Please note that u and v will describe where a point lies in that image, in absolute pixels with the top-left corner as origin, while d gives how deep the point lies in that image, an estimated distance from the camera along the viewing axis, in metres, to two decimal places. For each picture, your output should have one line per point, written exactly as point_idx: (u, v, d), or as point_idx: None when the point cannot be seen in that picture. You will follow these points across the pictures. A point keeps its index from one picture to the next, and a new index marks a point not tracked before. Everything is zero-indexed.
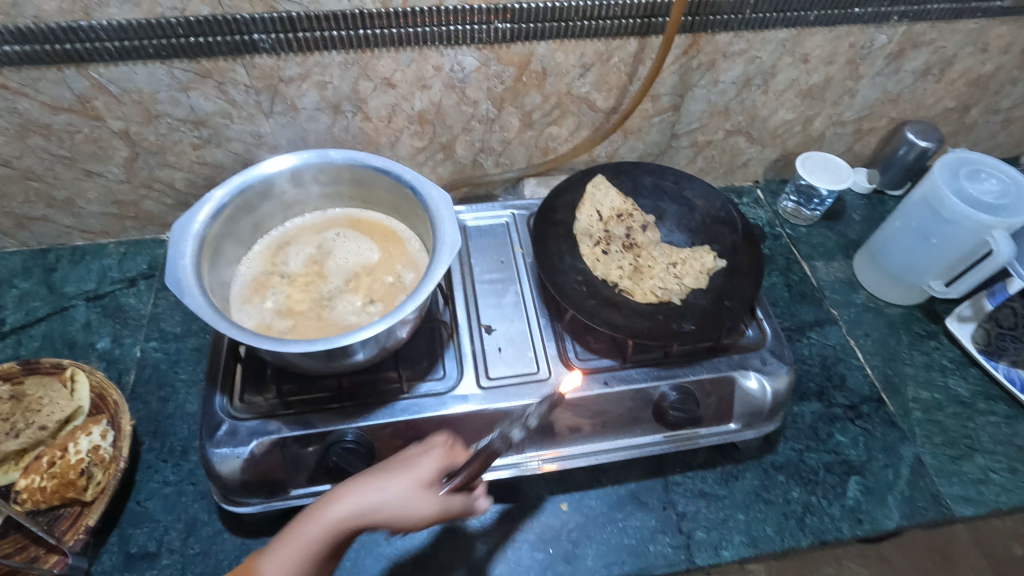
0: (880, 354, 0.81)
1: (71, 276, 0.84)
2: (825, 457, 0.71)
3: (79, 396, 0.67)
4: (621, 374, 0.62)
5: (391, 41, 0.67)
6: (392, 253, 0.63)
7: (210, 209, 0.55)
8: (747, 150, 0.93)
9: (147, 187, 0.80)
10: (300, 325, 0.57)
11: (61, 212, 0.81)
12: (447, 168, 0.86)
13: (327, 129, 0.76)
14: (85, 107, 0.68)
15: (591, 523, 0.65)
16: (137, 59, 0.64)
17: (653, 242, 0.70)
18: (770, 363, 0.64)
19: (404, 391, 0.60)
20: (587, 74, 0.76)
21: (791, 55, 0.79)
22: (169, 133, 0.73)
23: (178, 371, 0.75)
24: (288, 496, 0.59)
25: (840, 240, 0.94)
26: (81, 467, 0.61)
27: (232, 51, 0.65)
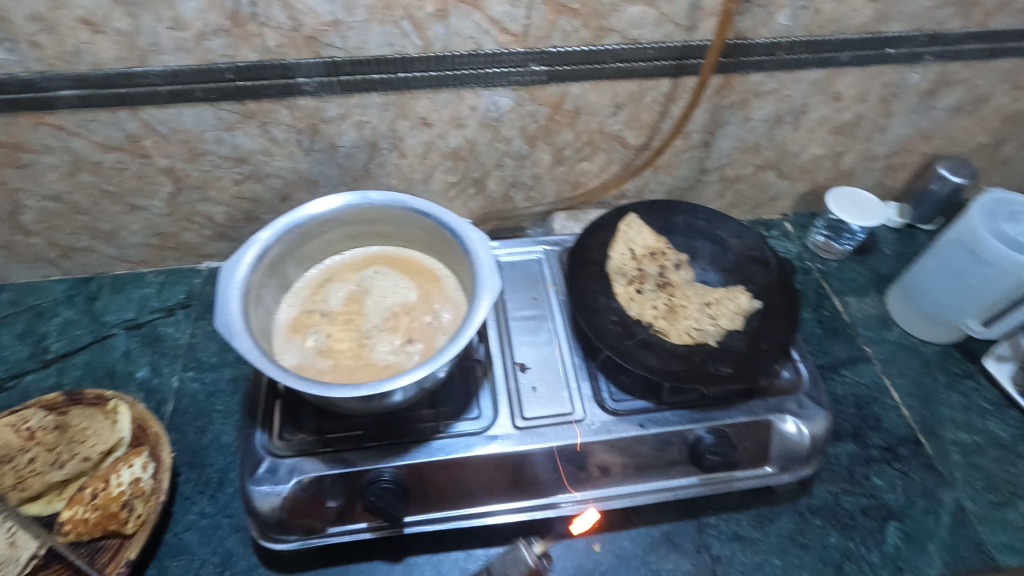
0: (916, 394, 0.80)
1: (112, 304, 0.86)
2: (862, 501, 0.70)
3: (121, 427, 0.68)
4: (656, 416, 0.62)
5: (429, 83, 0.69)
6: (430, 292, 0.64)
7: (257, 251, 0.57)
8: (777, 184, 0.93)
9: (188, 220, 0.82)
10: (340, 364, 0.58)
11: (105, 243, 0.83)
12: (478, 201, 0.87)
13: (363, 165, 0.78)
14: (134, 146, 0.71)
15: (625, 565, 0.65)
16: (186, 101, 0.67)
17: (686, 281, 0.70)
18: (806, 406, 0.64)
19: (440, 430, 0.60)
20: (619, 113, 0.77)
21: (823, 94, 0.79)
22: (212, 169, 0.75)
23: (214, 402, 0.77)
24: (324, 534, 0.59)
25: (872, 275, 0.93)
26: (123, 499, 0.62)
27: (277, 94, 0.67)
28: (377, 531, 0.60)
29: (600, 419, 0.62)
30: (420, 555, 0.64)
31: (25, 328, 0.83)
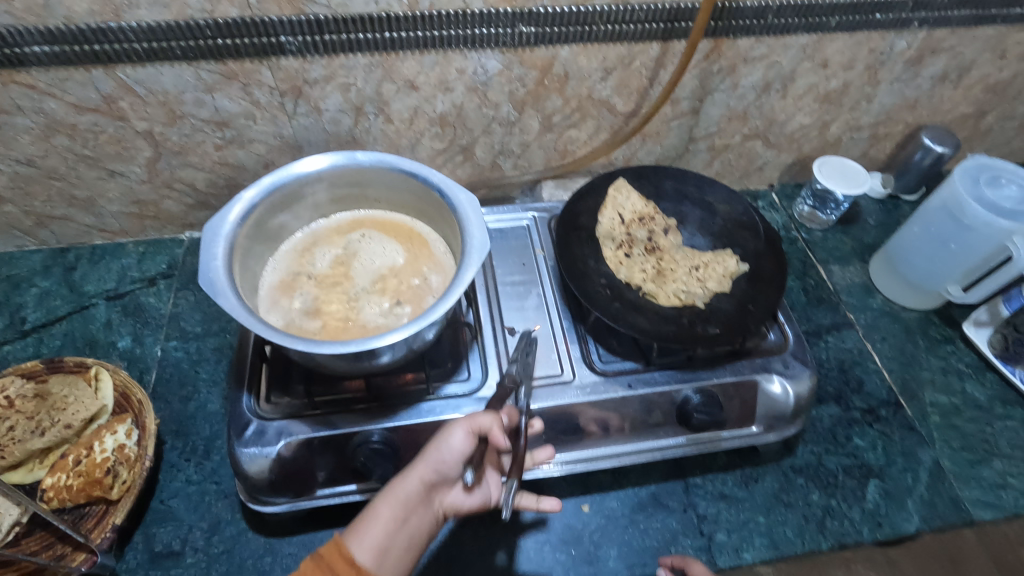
0: (897, 359, 0.81)
1: (91, 275, 0.84)
2: (844, 461, 0.71)
3: (104, 394, 0.67)
4: (645, 377, 0.63)
5: (416, 44, 0.68)
6: (418, 256, 0.63)
7: (240, 210, 0.55)
8: (764, 154, 0.93)
9: (168, 187, 0.80)
10: (328, 326, 0.57)
11: (82, 211, 0.81)
12: (465, 169, 0.86)
13: (349, 130, 0.77)
14: (110, 107, 0.68)
15: (613, 525, 0.65)
16: (163, 60, 0.65)
17: (675, 246, 0.70)
18: (792, 367, 0.65)
19: (429, 392, 0.60)
20: (608, 78, 0.76)
21: (811, 61, 0.79)
22: (193, 133, 0.73)
23: (199, 371, 0.76)
24: (314, 496, 0.59)
25: (856, 244, 0.94)
26: (107, 465, 0.61)
27: (259, 53, 0.66)
28: (367, 493, 0.60)
29: (589, 380, 0.62)
30: None
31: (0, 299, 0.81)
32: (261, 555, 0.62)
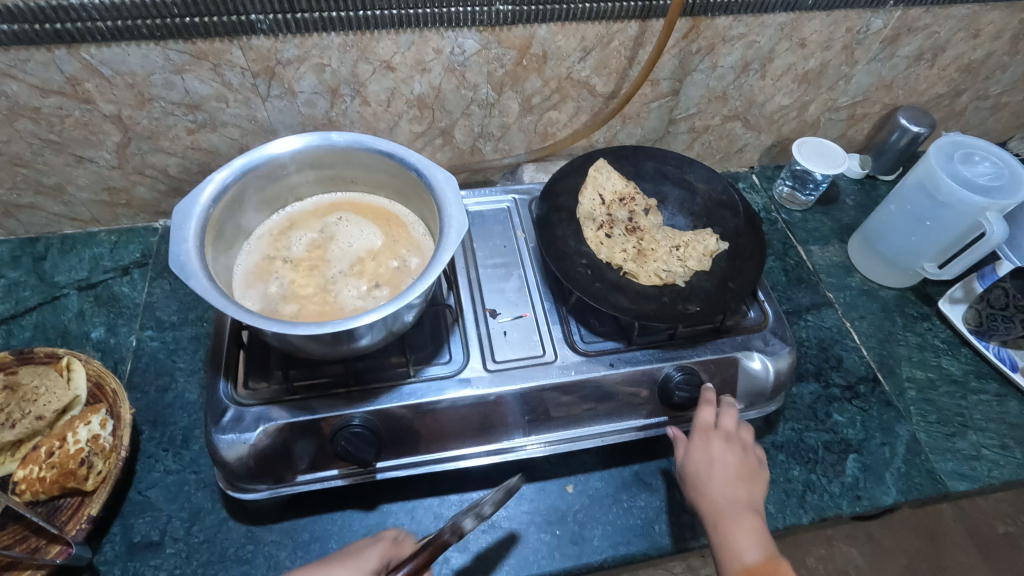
0: (875, 336, 0.82)
1: (62, 265, 0.82)
2: (824, 437, 0.72)
3: (76, 384, 0.65)
4: (626, 356, 0.63)
5: (391, 22, 0.66)
6: (397, 238, 0.62)
7: (212, 191, 0.54)
8: (744, 136, 0.94)
9: (140, 173, 0.78)
10: (306, 309, 0.56)
11: (50, 199, 0.79)
12: (445, 153, 0.85)
13: (325, 113, 0.75)
14: (75, 90, 0.66)
15: (597, 505, 0.66)
16: (129, 39, 0.63)
17: (655, 226, 0.71)
18: (772, 344, 0.65)
19: (410, 375, 0.60)
20: (587, 57, 0.76)
21: (789, 40, 0.79)
22: (163, 117, 0.71)
23: (176, 360, 0.74)
24: (294, 482, 0.59)
25: (834, 225, 0.95)
26: (81, 456, 0.60)
27: (228, 32, 0.64)
28: (349, 477, 0.60)
29: (571, 360, 0.62)
30: (393, 502, 0.64)
31: None
32: (243, 543, 0.61)
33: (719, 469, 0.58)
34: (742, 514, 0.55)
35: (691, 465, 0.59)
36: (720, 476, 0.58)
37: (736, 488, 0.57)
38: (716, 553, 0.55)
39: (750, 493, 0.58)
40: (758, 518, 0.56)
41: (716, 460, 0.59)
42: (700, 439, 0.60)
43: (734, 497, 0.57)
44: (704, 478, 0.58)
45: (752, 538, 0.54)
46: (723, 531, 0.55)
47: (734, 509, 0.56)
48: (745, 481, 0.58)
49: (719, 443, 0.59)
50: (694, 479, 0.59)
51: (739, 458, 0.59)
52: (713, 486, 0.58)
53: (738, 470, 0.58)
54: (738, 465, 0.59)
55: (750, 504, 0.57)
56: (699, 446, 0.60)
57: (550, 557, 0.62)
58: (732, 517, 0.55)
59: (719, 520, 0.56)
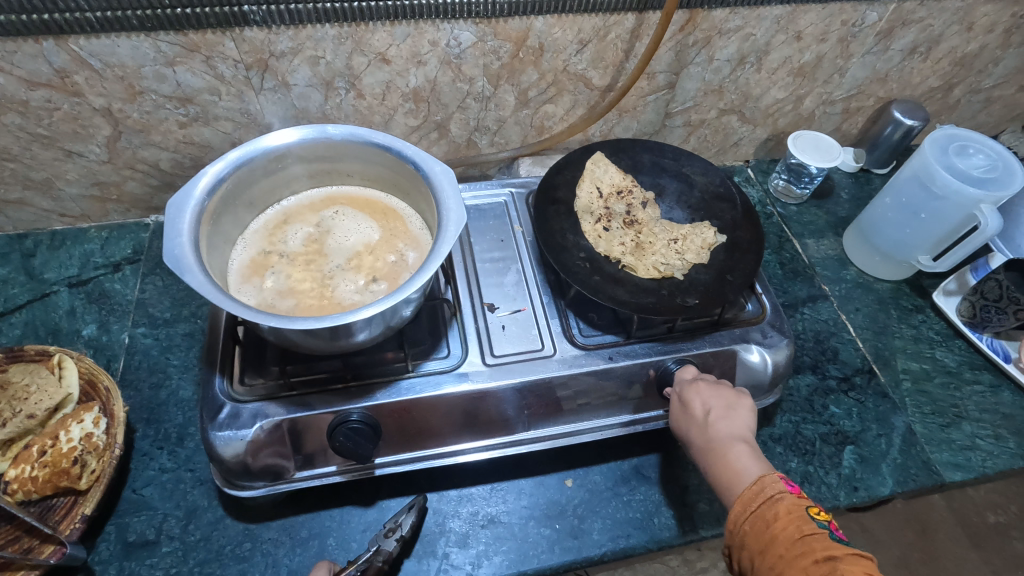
0: (870, 329, 0.83)
1: (51, 261, 0.81)
2: (821, 429, 0.72)
3: (68, 382, 0.64)
4: (626, 350, 0.62)
5: (387, 14, 0.66)
6: (394, 232, 0.62)
7: (206, 184, 0.53)
8: (739, 129, 0.94)
9: (131, 168, 0.77)
10: (303, 304, 0.56)
11: (39, 194, 0.78)
12: (441, 147, 0.85)
13: (319, 106, 0.75)
14: (64, 82, 0.65)
15: (596, 498, 0.66)
16: (119, 30, 0.61)
17: (653, 219, 0.71)
18: (770, 336, 0.65)
19: (409, 370, 0.59)
20: (584, 50, 0.75)
21: (786, 33, 0.79)
22: (154, 110, 0.70)
23: (170, 357, 0.73)
24: (292, 479, 0.58)
25: (830, 218, 0.95)
26: (74, 455, 0.59)
27: (220, 23, 0.63)
28: (347, 473, 0.59)
29: (570, 353, 0.62)
30: (392, 498, 0.64)
31: None
32: (240, 541, 0.61)
33: (698, 407, 0.58)
34: (722, 442, 0.54)
35: (675, 414, 0.60)
36: (702, 413, 0.57)
37: (720, 421, 0.56)
38: (718, 483, 0.54)
39: (736, 421, 0.56)
40: (749, 445, 0.54)
41: (694, 402, 0.58)
42: (679, 387, 0.60)
43: (717, 429, 0.56)
44: (687, 421, 0.58)
45: (741, 464, 0.53)
46: (712, 465, 0.54)
47: (717, 440, 0.55)
48: (728, 411, 0.57)
49: (699, 385, 0.59)
50: (683, 426, 0.59)
51: (725, 394, 0.59)
52: (696, 426, 0.57)
53: (722, 405, 0.57)
54: (720, 400, 0.58)
55: (736, 433, 0.55)
56: (677, 394, 0.60)
57: (550, 552, 0.62)
58: (720, 448, 0.54)
59: (711, 453, 0.55)
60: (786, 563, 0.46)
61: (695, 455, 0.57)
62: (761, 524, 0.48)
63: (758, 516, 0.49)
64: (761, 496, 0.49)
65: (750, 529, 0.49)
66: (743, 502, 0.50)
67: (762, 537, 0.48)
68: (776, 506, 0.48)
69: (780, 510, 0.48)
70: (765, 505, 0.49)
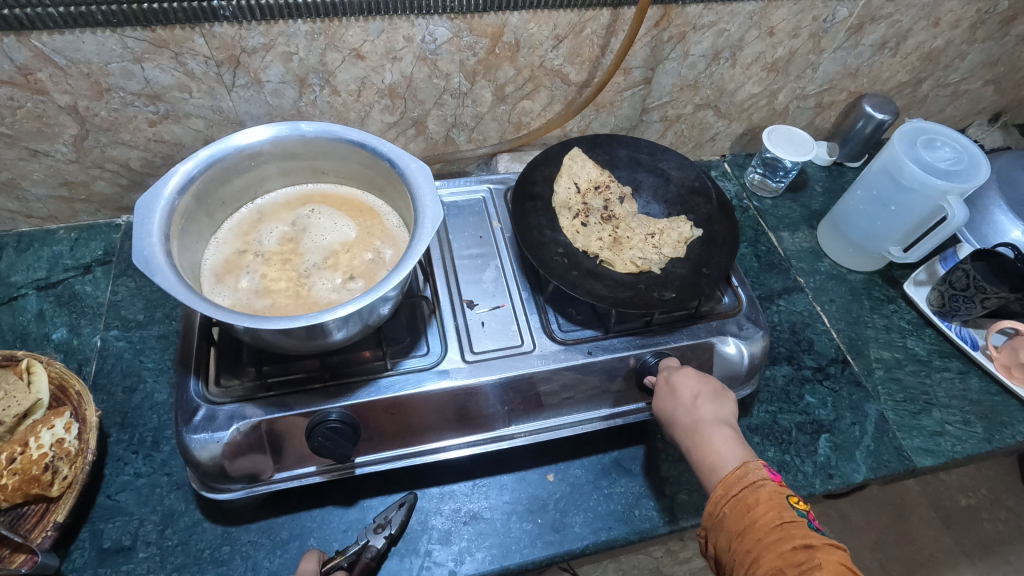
0: (844, 319, 0.85)
1: (19, 264, 0.79)
2: (797, 418, 0.74)
3: (38, 387, 0.63)
4: (604, 344, 0.63)
5: (360, 10, 0.65)
6: (371, 230, 0.61)
7: (176, 183, 0.52)
8: (715, 124, 0.95)
9: (99, 167, 0.75)
10: (278, 303, 0.55)
11: (4, 195, 0.75)
12: (418, 144, 0.84)
13: (293, 103, 0.74)
14: (27, 79, 0.63)
15: (577, 492, 0.66)
16: (84, 26, 0.60)
17: (630, 214, 0.71)
18: (746, 328, 0.66)
19: (387, 368, 0.59)
20: (560, 46, 0.75)
21: (758, 28, 0.80)
22: (123, 108, 0.69)
23: (143, 360, 0.72)
24: (271, 481, 0.58)
25: (804, 211, 0.97)
26: (45, 462, 0.58)
27: (189, 18, 0.61)
28: (327, 473, 0.59)
29: (550, 349, 0.62)
30: (373, 497, 0.64)
31: None
32: (219, 544, 0.60)
33: (685, 392, 0.58)
34: (709, 425, 0.55)
35: (659, 396, 0.60)
36: (688, 397, 0.58)
37: (707, 405, 0.57)
38: (698, 464, 0.55)
39: (722, 407, 0.57)
40: (733, 431, 0.55)
41: (682, 386, 0.59)
42: (665, 374, 0.60)
43: (703, 412, 0.56)
44: (673, 404, 0.58)
45: (725, 449, 0.54)
46: (695, 447, 0.55)
47: (704, 423, 0.56)
48: (716, 397, 0.58)
49: (684, 371, 0.60)
50: (668, 407, 0.59)
51: (710, 382, 0.59)
52: (683, 408, 0.58)
53: (709, 391, 0.58)
54: (706, 386, 0.59)
55: (721, 417, 0.56)
56: (663, 380, 0.60)
57: (532, 546, 0.62)
58: (703, 430, 0.55)
59: (693, 434, 0.56)
60: (764, 546, 0.46)
61: (677, 435, 0.58)
62: (742, 508, 0.49)
63: (740, 499, 0.50)
64: (745, 481, 0.50)
65: (730, 512, 0.49)
66: (725, 486, 0.51)
67: (742, 521, 0.48)
68: (757, 492, 0.49)
69: (761, 496, 0.49)
70: (747, 490, 0.50)
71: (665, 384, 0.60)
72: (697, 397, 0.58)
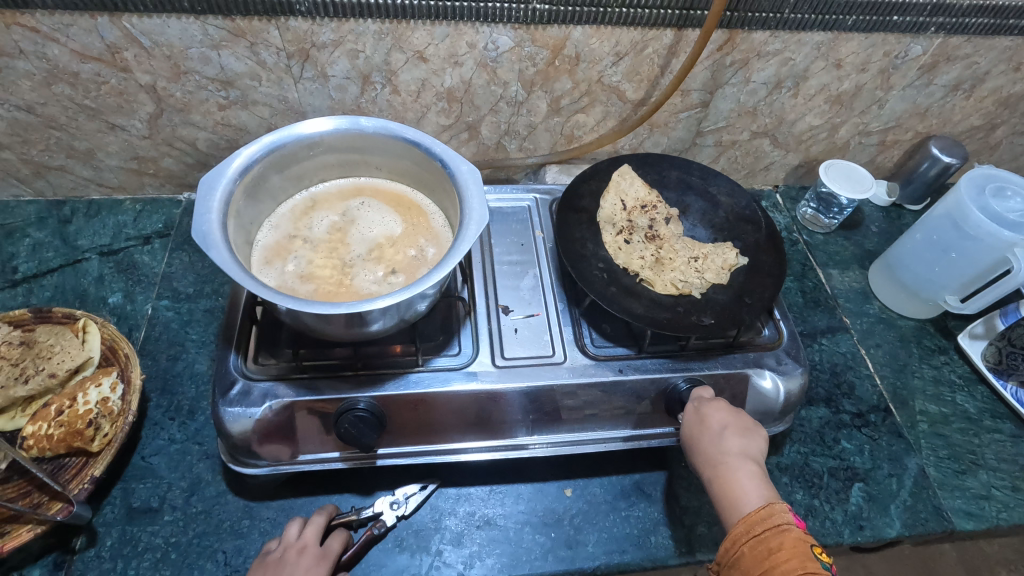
0: (890, 366, 0.81)
1: (86, 229, 0.83)
2: (830, 463, 0.71)
3: (90, 346, 0.66)
4: (636, 364, 0.62)
5: (428, 14, 0.67)
6: (416, 227, 0.62)
7: (239, 166, 0.55)
8: (771, 153, 0.93)
9: (169, 145, 0.79)
10: (321, 290, 0.57)
11: (80, 163, 0.80)
12: (470, 148, 0.86)
13: (355, 99, 0.76)
14: (114, 57, 0.67)
15: (594, 511, 0.65)
16: (171, 11, 0.64)
17: (675, 236, 0.70)
18: (784, 363, 0.64)
19: (418, 364, 0.60)
20: (620, 63, 0.75)
21: (825, 59, 0.78)
22: (196, 91, 0.72)
23: (188, 331, 0.75)
24: (296, 461, 0.59)
25: (857, 250, 0.94)
26: (89, 417, 0.61)
27: (267, 11, 0.65)
28: (350, 460, 0.60)
29: (580, 362, 0.62)
30: (391, 490, 0.64)
31: None
32: (240, 517, 0.62)
33: (714, 422, 0.57)
34: (735, 459, 0.54)
35: (688, 422, 0.58)
36: (717, 427, 0.56)
37: (735, 438, 0.56)
38: (716, 497, 0.53)
39: (750, 443, 0.56)
40: (758, 468, 0.54)
41: (711, 416, 0.57)
42: (697, 403, 0.59)
43: (730, 444, 0.55)
44: (698, 432, 0.57)
45: (748, 486, 0.52)
46: (717, 479, 0.54)
47: (729, 455, 0.54)
48: (745, 432, 0.57)
49: (717, 402, 0.59)
50: (694, 434, 0.57)
51: (742, 416, 0.58)
52: (709, 437, 0.56)
53: (739, 425, 0.57)
54: (737, 420, 0.57)
55: (746, 452, 0.55)
56: (693, 407, 0.59)
57: (543, 559, 0.61)
58: (728, 464, 0.54)
59: (717, 467, 0.54)
60: None
61: (698, 463, 0.56)
62: (764, 549, 0.48)
63: (761, 540, 0.48)
64: (769, 522, 0.48)
65: (748, 552, 0.48)
66: (747, 524, 0.49)
67: (761, 563, 0.47)
68: (782, 536, 0.48)
69: (785, 541, 0.47)
70: (771, 532, 0.48)
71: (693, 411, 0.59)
72: (726, 428, 0.56)
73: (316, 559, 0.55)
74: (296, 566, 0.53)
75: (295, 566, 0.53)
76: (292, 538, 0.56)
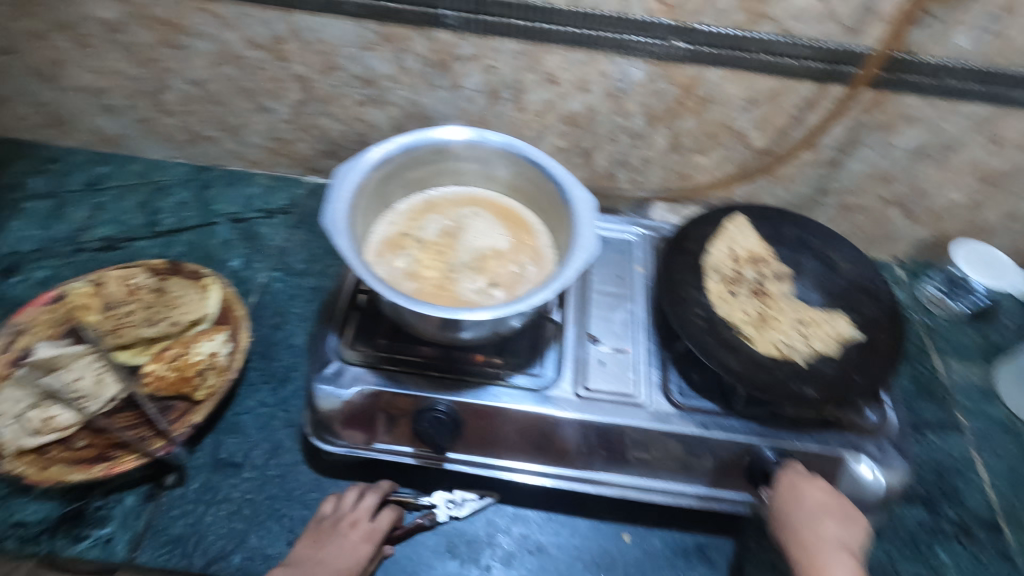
0: (1007, 480, 0.72)
1: (222, 196, 0.92)
2: (920, 572, 0.64)
3: (210, 302, 0.73)
4: (722, 422, 0.59)
5: (566, 39, 0.69)
6: (522, 244, 0.63)
7: (372, 161, 0.58)
8: (900, 224, 0.86)
9: (306, 131, 0.86)
10: (424, 290, 0.59)
11: (229, 137, 0.88)
12: (581, 173, 0.86)
13: (480, 112, 0.79)
14: (277, 48, 0.74)
15: (650, 563, 0.63)
16: (335, 13, 0.70)
17: (785, 294, 0.66)
18: (886, 454, 0.59)
19: (501, 379, 0.60)
20: (751, 109, 0.73)
21: (982, 134, 0.72)
22: (340, 86, 0.78)
23: (292, 305, 0.80)
24: (370, 448, 0.62)
25: (984, 344, 0.85)
26: (198, 368, 0.67)
27: (418, 21, 0.69)
28: (419, 458, 0.61)
29: (663, 408, 0.60)
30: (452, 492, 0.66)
31: (144, 199, 0.90)
32: (309, 489, 0.65)
33: (811, 502, 0.54)
34: (831, 547, 0.51)
35: (782, 494, 0.55)
36: (813, 508, 0.54)
37: (832, 524, 0.53)
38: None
39: (847, 533, 0.53)
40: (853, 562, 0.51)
41: (807, 495, 0.55)
42: (792, 475, 0.56)
43: (826, 529, 0.53)
44: (792, 508, 0.54)
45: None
46: (808, 565, 0.52)
47: (824, 540, 0.52)
48: (844, 520, 0.54)
49: (815, 482, 0.56)
50: (787, 509, 0.55)
51: (839, 500, 0.55)
52: (803, 516, 0.53)
53: (837, 511, 0.54)
54: (834, 504, 0.55)
55: (842, 541, 0.52)
56: (786, 479, 0.56)
57: None
58: (821, 552, 0.52)
59: (809, 552, 0.52)
60: None
61: (785, 540, 0.54)
62: None
63: None
64: None
65: None
66: None
67: None
68: None
69: None
70: None
71: (788, 483, 0.56)
72: (823, 511, 0.54)
73: (364, 537, 0.58)
74: (343, 542, 0.57)
75: (343, 539, 0.57)
76: (347, 508, 0.60)
